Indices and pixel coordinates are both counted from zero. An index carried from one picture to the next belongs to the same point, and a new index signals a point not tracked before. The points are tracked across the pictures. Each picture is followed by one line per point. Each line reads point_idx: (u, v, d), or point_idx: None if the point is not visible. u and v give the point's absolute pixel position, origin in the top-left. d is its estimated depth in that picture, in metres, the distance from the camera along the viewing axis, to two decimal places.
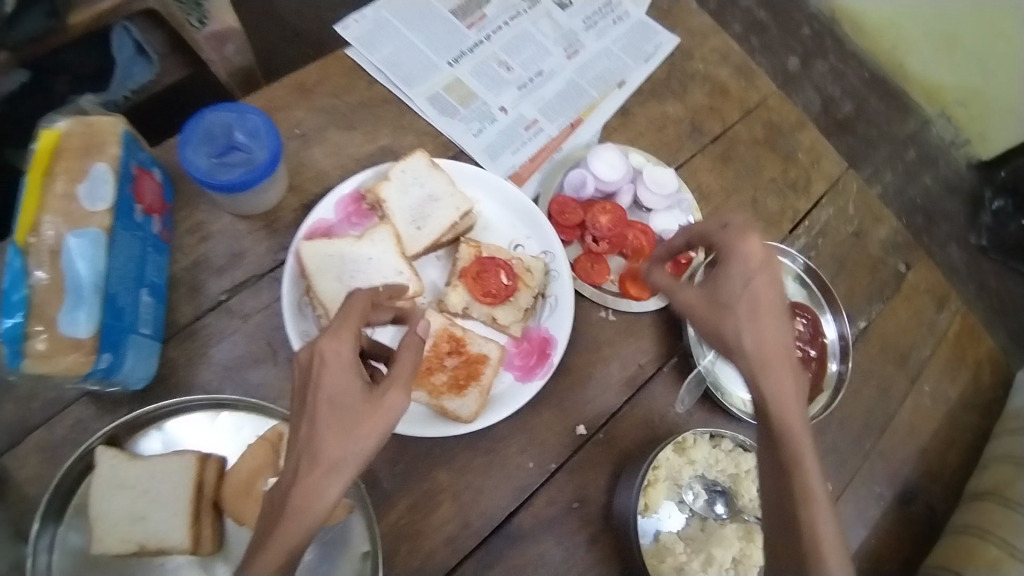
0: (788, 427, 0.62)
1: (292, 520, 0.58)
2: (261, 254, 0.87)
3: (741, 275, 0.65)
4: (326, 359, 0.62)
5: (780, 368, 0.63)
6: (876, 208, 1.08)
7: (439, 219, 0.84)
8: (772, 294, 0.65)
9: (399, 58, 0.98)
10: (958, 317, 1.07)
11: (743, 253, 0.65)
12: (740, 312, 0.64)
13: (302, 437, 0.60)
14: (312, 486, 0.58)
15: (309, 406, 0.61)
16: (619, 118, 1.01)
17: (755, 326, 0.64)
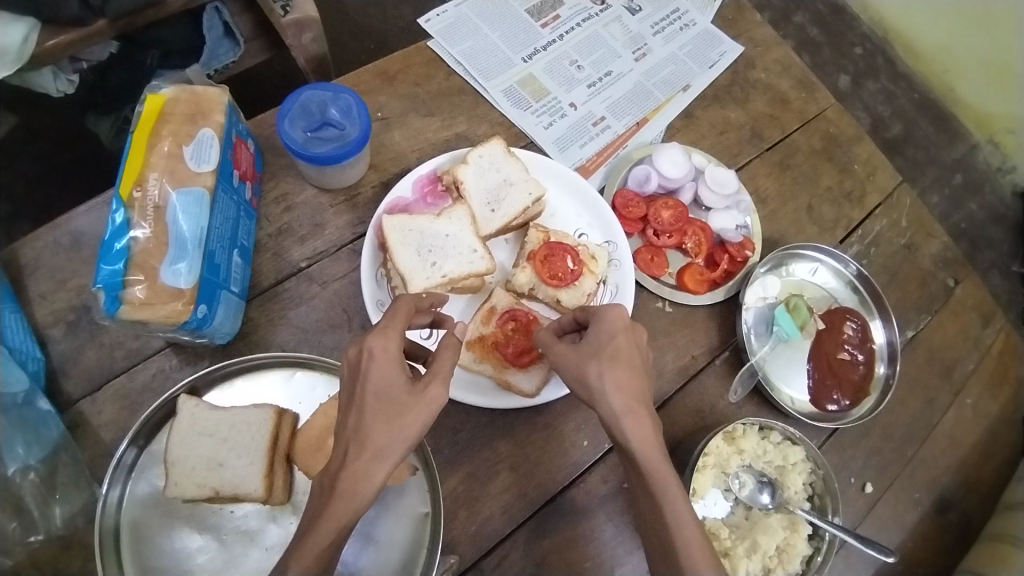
0: (652, 471, 0.63)
1: (340, 500, 0.60)
2: (342, 226, 0.93)
3: (607, 328, 0.67)
4: (374, 354, 0.64)
5: (641, 414, 0.65)
6: (928, 223, 1.10)
7: (512, 203, 0.88)
8: (631, 346, 0.67)
9: (478, 52, 1.03)
10: (1003, 335, 1.09)
11: (606, 310, 0.68)
12: (606, 357, 0.66)
13: (349, 426, 0.63)
14: (359, 469, 0.60)
15: (357, 400, 0.63)
16: (683, 121, 1.05)
17: (610, 376, 0.65)
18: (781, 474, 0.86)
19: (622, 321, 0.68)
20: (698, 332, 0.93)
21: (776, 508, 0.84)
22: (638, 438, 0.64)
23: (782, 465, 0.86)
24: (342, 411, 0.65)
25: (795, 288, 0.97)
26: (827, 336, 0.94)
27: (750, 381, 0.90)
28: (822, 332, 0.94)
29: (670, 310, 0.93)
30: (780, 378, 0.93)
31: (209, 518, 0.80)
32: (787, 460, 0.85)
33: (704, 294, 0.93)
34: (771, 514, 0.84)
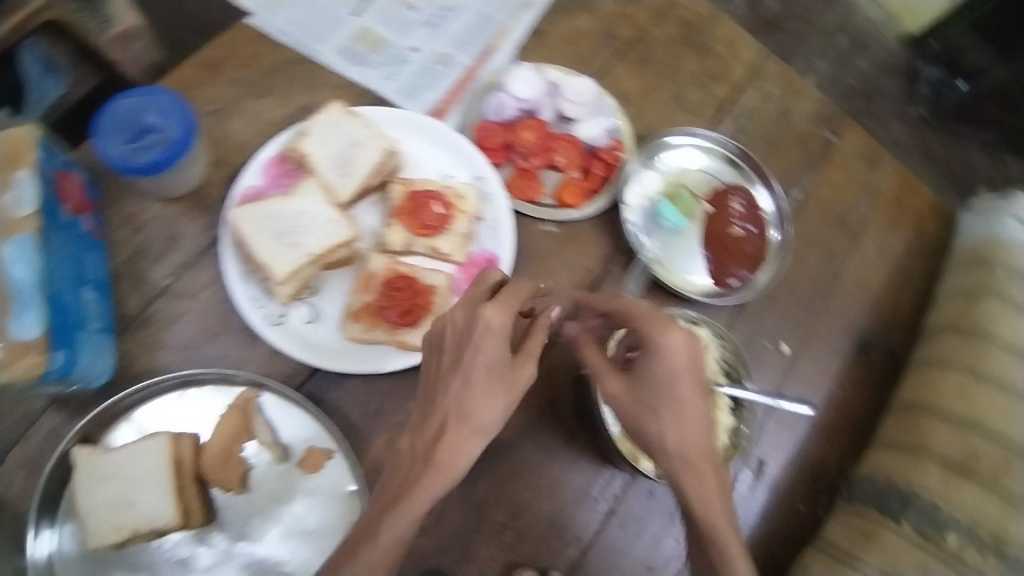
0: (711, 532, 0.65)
1: (436, 473, 0.60)
2: (197, 233, 0.88)
3: (670, 365, 0.65)
4: (490, 327, 0.64)
5: (704, 466, 0.67)
6: (797, 83, 1.10)
7: (364, 162, 0.84)
8: (687, 395, 0.66)
9: (302, 17, 0.96)
10: (892, 173, 1.10)
11: (668, 347, 0.65)
12: (668, 409, 0.66)
13: (450, 392, 0.63)
14: (457, 442, 0.61)
15: (468, 362, 0.63)
16: (532, 40, 1.01)
17: (655, 427, 0.67)
18: None
19: (686, 352, 0.65)
20: (587, 244, 0.91)
21: None
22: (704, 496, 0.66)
23: None
24: (437, 378, 0.65)
25: (677, 177, 0.96)
26: (716, 216, 0.95)
27: (643, 275, 0.91)
28: (710, 214, 0.96)
29: (556, 230, 0.91)
30: (677, 267, 0.93)
31: (139, 558, 0.77)
32: (694, 341, 0.85)
33: (586, 206, 0.91)
34: None
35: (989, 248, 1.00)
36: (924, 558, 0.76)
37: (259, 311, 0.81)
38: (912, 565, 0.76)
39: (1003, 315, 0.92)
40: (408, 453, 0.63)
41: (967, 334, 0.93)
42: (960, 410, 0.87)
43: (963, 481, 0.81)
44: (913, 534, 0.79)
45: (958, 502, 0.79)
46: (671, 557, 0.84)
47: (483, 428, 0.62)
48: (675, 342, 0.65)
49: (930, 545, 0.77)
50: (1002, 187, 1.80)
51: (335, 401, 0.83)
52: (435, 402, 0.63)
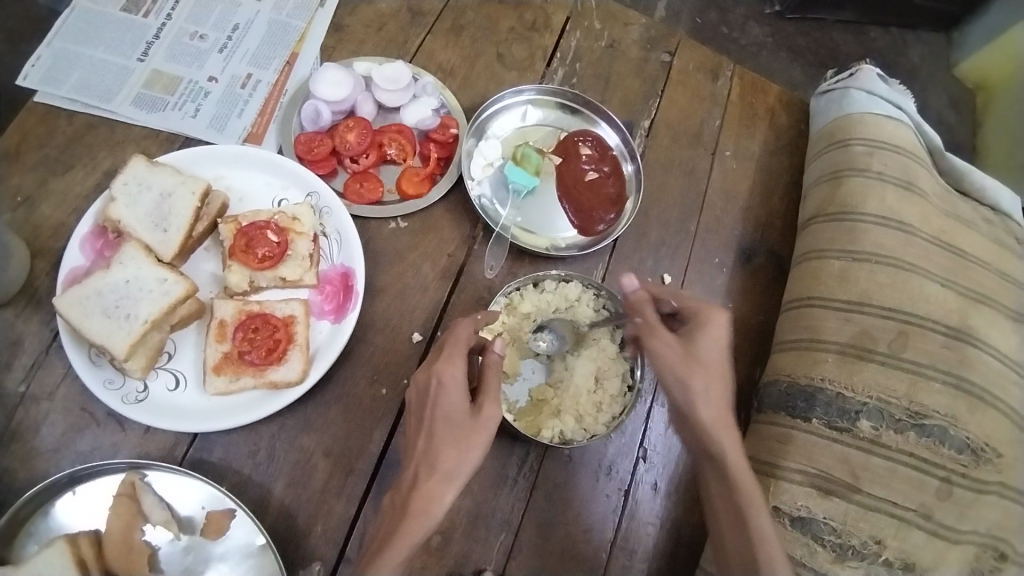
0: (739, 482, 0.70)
1: (414, 520, 0.62)
2: (38, 329, 0.81)
3: (711, 341, 0.72)
4: (443, 381, 0.67)
5: (729, 430, 0.72)
6: (620, 13, 1.09)
7: (179, 212, 0.80)
8: (727, 367, 0.73)
9: (87, 76, 0.91)
10: (735, 78, 1.10)
11: (713, 322, 0.73)
12: (707, 373, 0.71)
13: (418, 450, 0.66)
14: (431, 491, 0.63)
15: (431, 418, 0.67)
16: (335, 37, 0.98)
17: (715, 392, 0.71)
18: (572, 314, 0.86)
19: (724, 333, 0.73)
20: (445, 229, 0.90)
21: (582, 347, 0.85)
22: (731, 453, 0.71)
23: (570, 306, 0.86)
24: (412, 435, 0.68)
25: (518, 139, 0.96)
26: (566, 166, 0.94)
27: (502, 250, 0.89)
28: (561, 164, 0.94)
29: (405, 225, 0.89)
30: (539, 227, 0.91)
31: None
32: (571, 299, 0.86)
33: (430, 193, 0.89)
34: (581, 354, 0.84)
35: (841, 127, 1.01)
36: (843, 448, 0.78)
37: (117, 394, 0.74)
38: (832, 458, 0.78)
39: (866, 190, 0.93)
40: (394, 508, 0.65)
41: (836, 218, 0.94)
42: (845, 293, 0.87)
43: (861, 363, 0.82)
44: (824, 429, 0.80)
45: (861, 385, 0.81)
46: (608, 513, 0.83)
47: (455, 470, 0.64)
48: (718, 321, 0.73)
49: (844, 435, 0.79)
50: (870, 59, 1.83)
51: (222, 460, 0.78)
52: (409, 457, 0.67)
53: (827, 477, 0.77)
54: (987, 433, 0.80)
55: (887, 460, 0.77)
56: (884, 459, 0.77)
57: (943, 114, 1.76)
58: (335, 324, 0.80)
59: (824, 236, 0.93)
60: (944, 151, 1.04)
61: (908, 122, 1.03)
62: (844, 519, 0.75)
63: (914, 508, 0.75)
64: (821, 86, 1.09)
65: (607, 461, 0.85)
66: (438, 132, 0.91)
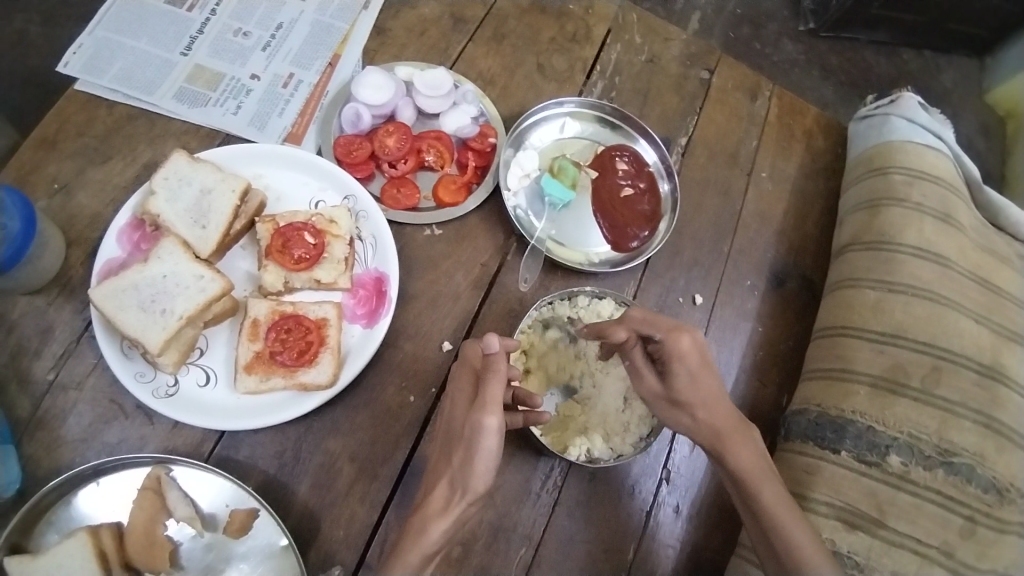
0: (753, 485, 0.70)
1: (413, 535, 0.60)
2: (70, 318, 0.82)
3: (687, 366, 0.70)
4: (452, 402, 0.69)
5: (734, 443, 0.72)
6: (661, 28, 1.09)
7: (219, 209, 0.81)
8: (711, 386, 0.71)
9: (130, 69, 0.91)
10: (774, 98, 1.10)
11: (678, 349, 0.69)
12: (693, 402, 0.71)
13: (434, 471, 0.66)
14: (424, 515, 0.61)
15: (444, 439, 0.67)
16: (377, 40, 0.98)
17: (712, 413, 0.71)
18: None
19: (695, 351, 0.69)
20: (478, 239, 0.90)
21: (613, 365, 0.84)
22: (736, 455, 0.71)
23: (601, 322, 0.85)
24: (436, 459, 0.68)
25: (555, 151, 0.96)
26: (603, 180, 0.94)
27: (536, 263, 0.89)
28: (597, 179, 0.94)
29: (439, 232, 0.89)
30: (574, 241, 0.91)
31: None
32: (602, 316, 0.85)
33: (467, 202, 0.89)
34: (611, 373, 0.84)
35: (881, 154, 1.00)
36: (870, 483, 0.77)
37: (147, 389, 0.74)
38: (858, 492, 0.77)
39: (905, 221, 0.92)
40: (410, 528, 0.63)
41: (873, 246, 0.93)
42: (879, 324, 0.87)
43: (892, 397, 0.82)
44: (853, 462, 0.79)
45: (892, 420, 0.80)
46: (628, 532, 0.82)
47: (460, 483, 0.60)
48: (682, 342, 0.69)
49: (872, 469, 0.78)
50: (904, 82, 1.81)
51: (248, 459, 0.78)
52: (433, 475, 0.65)
53: (853, 511, 0.76)
54: (1012, 474, 0.79)
55: (914, 496, 0.76)
56: (911, 496, 0.76)
57: (974, 141, 1.74)
58: (366, 329, 0.80)
59: (855, 265, 0.93)
60: (981, 183, 1.02)
61: (948, 153, 1.02)
62: (869, 554, 0.74)
63: (937, 545, 0.75)
64: (861, 111, 1.08)
65: (631, 480, 0.84)
66: (476, 141, 0.91)
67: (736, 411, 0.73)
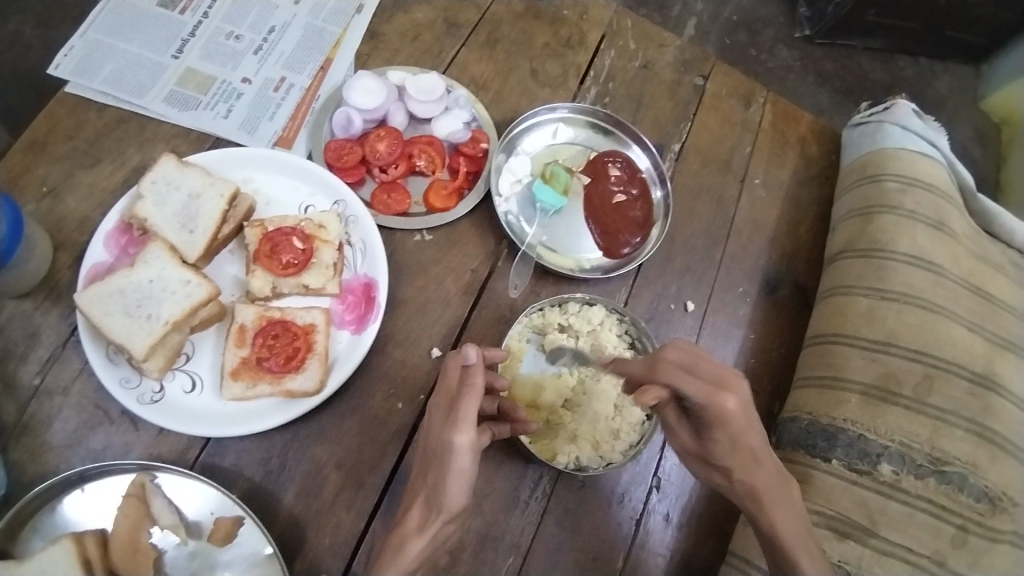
0: (793, 554, 0.68)
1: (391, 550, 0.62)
2: (56, 322, 0.81)
3: (730, 432, 0.67)
4: (432, 413, 0.69)
5: (775, 502, 0.70)
6: (655, 34, 1.08)
7: (207, 214, 0.80)
8: (752, 445, 0.69)
9: (120, 71, 0.91)
10: (768, 105, 1.09)
11: (723, 413, 0.65)
12: (733, 463, 0.71)
13: (417, 485, 0.67)
14: (406, 532, 0.63)
15: (425, 451, 0.68)
16: (369, 44, 0.98)
17: (754, 472, 0.70)
18: (595, 338, 0.84)
19: (739, 414, 0.65)
20: (469, 244, 0.89)
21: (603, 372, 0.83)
22: (772, 517, 0.70)
23: (591, 329, 0.85)
24: (418, 472, 0.69)
25: (548, 156, 0.95)
26: (595, 186, 0.94)
27: (526, 269, 0.88)
28: (590, 185, 0.94)
29: (429, 238, 0.88)
30: (565, 247, 0.91)
31: None
32: (593, 322, 0.85)
33: (457, 207, 0.88)
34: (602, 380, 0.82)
35: (874, 161, 1.00)
36: (861, 492, 0.77)
37: (132, 395, 0.73)
38: (850, 501, 0.77)
39: (898, 228, 0.92)
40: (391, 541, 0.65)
41: (866, 254, 0.92)
42: (872, 332, 0.86)
43: (884, 406, 0.81)
44: (845, 470, 0.78)
45: (884, 428, 0.79)
46: (618, 540, 0.82)
47: (436, 502, 0.62)
48: (728, 404, 0.65)
49: (863, 478, 0.77)
50: (898, 88, 1.81)
51: (233, 466, 0.77)
52: (414, 490, 0.68)
53: (843, 520, 0.76)
54: (1004, 482, 0.78)
55: (906, 505, 0.76)
56: (901, 504, 0.76)
57: (969, 148, 1.74)
58: (354, 335, 0.80)
59: (848, 273, 0.92)
60: (975, 191, 1.01)
61: (941, 160, 1.01)
62: (859, 563, 0.73)
63: (928, 554, 0.74)
64: (855, 118, 1.07)
65: (621, 488, 0.84)
66: (468, 146, 0.90)
67: (779, 472, 0.72)
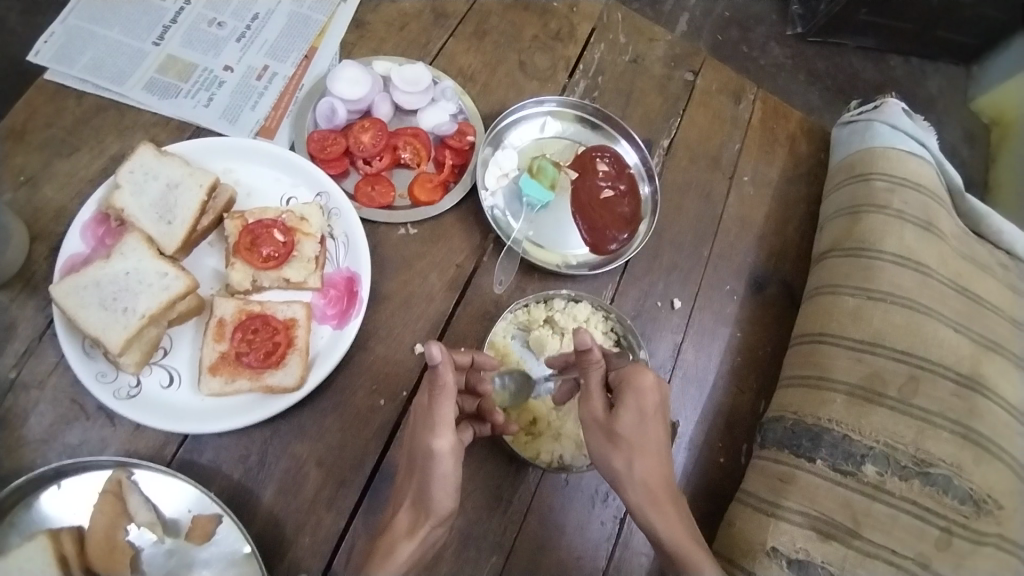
0: (682, 555, 0.68)
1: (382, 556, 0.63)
2: (32, 315, 0.79)
3: (640, 406, 0.70)
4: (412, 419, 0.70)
5: (664, 502, 0.71)
6: (645, 29, 1.07)
7: (186, 205, 0.78)
8: (655, 431, 0.72)
9: (99, 58, 0.88)
10: (758, 102, 1.09)
11: (641, 381, 0.70)
12: (634, 445, 0.70)
13: (402, 493, 0.68)
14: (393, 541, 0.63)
15: (406, 462, 0.70)
16: (355, 33, 0.96)
17: (645, 462, 0.71)
18: None
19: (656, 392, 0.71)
20: (455, 239, 0.88)
21: None
22: (668, 516, 0.70)
23: (578, 326, 0.84)
24: (402, 478, 0.70)
25: (535, 150, 0.94)
26: (582, 182, 0.93)
27: (512, 266, 0.87)
28: (577, 180, 0.93)
29: (414, 232, 0.87)
30: (552, 243, 0.90)
31: None
32: (579, 320, 0.84)
33: (443, 201, 0.87)
34: None
35: (863, 160, 0.99)
36: (845, 492, 0.77)
37: (108, 390, 0.72)
38: (834, 502, 0.76)
39: (886, 228, 0.92)
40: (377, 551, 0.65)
41: (854, 253, 0.92)
42: (858, 333, 0.86)
43: (869, 407, 0.81)
44: (829, 471, 0.78)
45: (869, 429, 0.79)
46: (602, 539, 0.81)
47: (422, 505, 0.63)
48: (647, 377, 0.70)
49: (847, 479, 0.77)
50: (889, 88, 1.81)
51: (211, 462, 0.76)
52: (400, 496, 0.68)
53: (826, 521, 0.75)
54: (990, 484, 0.78)
55: (890, 507, 0.75)
56: (886, 506, 0.76)
57: (957, 148, 1.74)
58: (337, 330, 0.79)
59: (835, 272, 0.92)
60: (963, 191, 1.02)
61: (930, 160, 1.01)
62: (842, 565, 0.73)
63: (912, 556, 0.73)
64: (845, 116, 1.07)
65: (605, 487, 0.83)
66: (454, 140, 0.89)
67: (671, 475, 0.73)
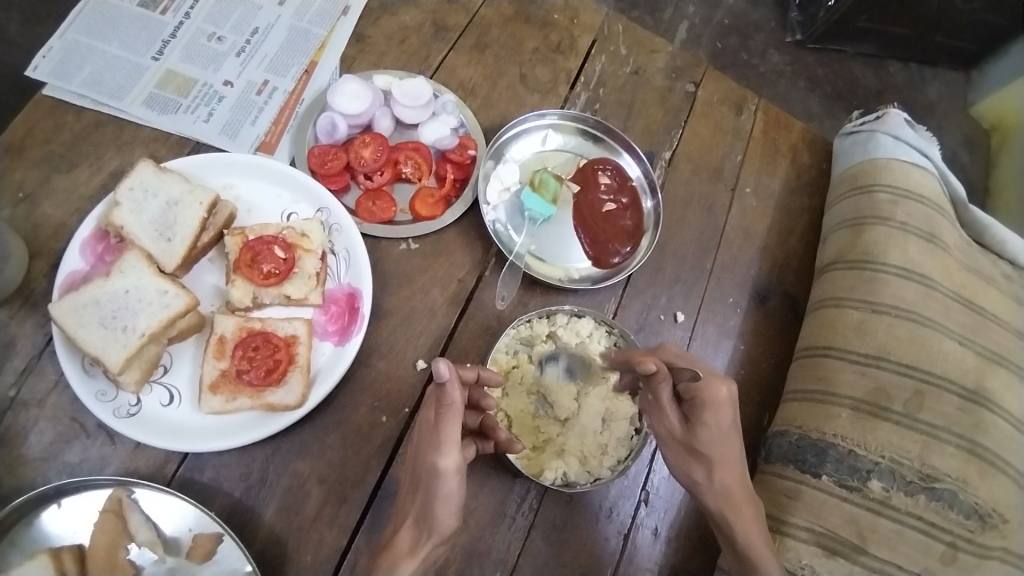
0: (752, 553, 0.70)
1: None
2: (32, 332, 0.78)
3: (719, 421, 0.71)
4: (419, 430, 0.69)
5: (743, 503, 0.73)
6: (646, 40, 1.07)
7: (185, 222, 0.78)
8: (734, 440, 0.73)
9: (99, 73, 0.88)
10: (759, 113, 1.08)
11: (717, 398, 0.70)
12: (715, 457, 0.72)
13: (405, 510, 0.68)
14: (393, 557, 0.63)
15: (411, 471, 0.69)
16: (356, 47, 0.96)
17: (728, 468, 0.73)
18: (583, 351, 0.83)
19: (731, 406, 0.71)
20: (456, 253, 0.87)
21: (591, 384, 0.82)
22: (745, 519, 0.72)
23: (580, 341, 0.84)
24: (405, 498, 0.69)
25: (537, 164, 0.94)
26: (584, 195, 0.92)
27: (513, 280, 0.87)
28: (579, 194, 0.92)
29: (415, 247, 0.87)
30: (554, 257, 0.90)
31: None
32: (582, 335, 0.84)
33: (444, 216, 0.86)
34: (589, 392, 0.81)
35: (866, 172, 0.99)
36: (850, 508, 0.76)
37: (108, 408, 0.71)
38: (840, 518, 0.76)
39: (889, 241, 0.91)
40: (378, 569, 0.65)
41: (858, 265, 0.92)
42: (862, 346, 0.85)
43: (875, 421, 0.80)
44: (834, 487, 0.77)
45: (875, 444, 0.78)
46: (605, 556, 0.80)
47: (425, 523, 0.63)
48: (721, 392, 0.70)
49: (853, 494, 0.77)
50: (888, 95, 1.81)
51: (212, 481, 0.75)
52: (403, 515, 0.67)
53: (832, 536, 0.75)
54: (996, 499, 0.77)
55: (896, 522, 0.75)
56: (892, 522, 0.75)
57: (957, 154, 1.74)
58: (338, 347, 0.78)
59: (839, 285, 0.92)
60: (966, 202, 1.01)
61: (933, 170, 1.01)
62: None
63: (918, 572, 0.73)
64: (846, 127, 1.07)
65: (608, 503, 0.82)
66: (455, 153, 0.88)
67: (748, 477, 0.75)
